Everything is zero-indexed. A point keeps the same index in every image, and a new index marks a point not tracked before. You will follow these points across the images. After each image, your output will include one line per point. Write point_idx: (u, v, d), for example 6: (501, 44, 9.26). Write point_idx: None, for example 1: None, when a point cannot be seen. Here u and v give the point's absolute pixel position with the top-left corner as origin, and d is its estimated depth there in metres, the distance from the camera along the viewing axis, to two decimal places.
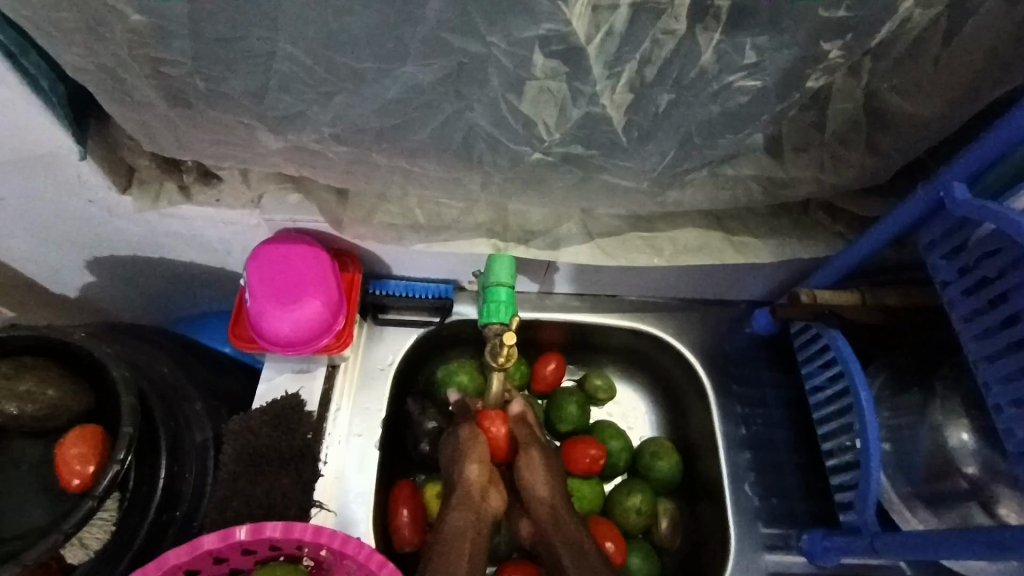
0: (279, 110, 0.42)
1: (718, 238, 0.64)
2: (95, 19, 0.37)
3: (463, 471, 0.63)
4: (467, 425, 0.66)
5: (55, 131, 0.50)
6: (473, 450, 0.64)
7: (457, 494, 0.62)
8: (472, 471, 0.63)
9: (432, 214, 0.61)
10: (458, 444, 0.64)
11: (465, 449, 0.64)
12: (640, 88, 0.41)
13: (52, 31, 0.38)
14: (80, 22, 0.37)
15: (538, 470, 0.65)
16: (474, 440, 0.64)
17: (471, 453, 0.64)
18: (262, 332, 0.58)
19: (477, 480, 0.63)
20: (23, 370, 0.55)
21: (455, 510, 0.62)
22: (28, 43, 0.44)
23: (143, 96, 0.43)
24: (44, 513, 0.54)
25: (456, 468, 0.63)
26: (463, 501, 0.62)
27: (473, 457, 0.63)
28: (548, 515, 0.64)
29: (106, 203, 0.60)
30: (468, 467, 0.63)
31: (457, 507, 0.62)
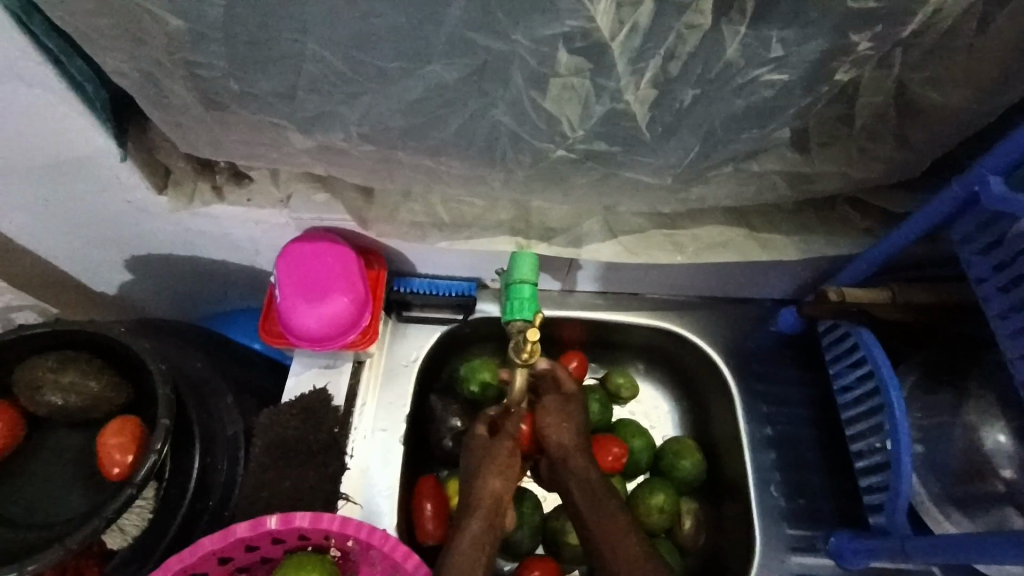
0: (308, 111, 0.43)
1: (742, 235, 0.63)
2: (135, 25, 0.38)
3: (491, 480, 0.61)
4: (507, 437, 0.64)
5: (97, 133, 0.52)
6: (503, 463, 0.62)
7: (481, 505, 0.60)
8: (496, 483, 0.61)
9: (455, 212, 0.62)
10: (492, 454, 0.63)
11: (496, 461, 0.62)
12: (663, 84, 0.41)
13: (94, 37, 0.39)
14: (121, 29, 0.39)
15: (572, 476, 0.63)
16: (508, 450, 0.63)
17: (503, 463, 0.62)
18: (290, 328, 0.60)
19: (502, 492, 0.61)
20: (67, 363, 0.58)
21: (477, 520, 0.59)
22: (73, 49, 0.46)
23: (179, 99, 0.44)
24: (85, 500, 0.57)
25: (484, 476, 0.62)
26: (485, 510, 0.60)
27: (503, 471, 0.62)
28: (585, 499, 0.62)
29: (143, 204, 0.62)
30: (495, 479, 0.61)
31: (480, 516, 0.60)
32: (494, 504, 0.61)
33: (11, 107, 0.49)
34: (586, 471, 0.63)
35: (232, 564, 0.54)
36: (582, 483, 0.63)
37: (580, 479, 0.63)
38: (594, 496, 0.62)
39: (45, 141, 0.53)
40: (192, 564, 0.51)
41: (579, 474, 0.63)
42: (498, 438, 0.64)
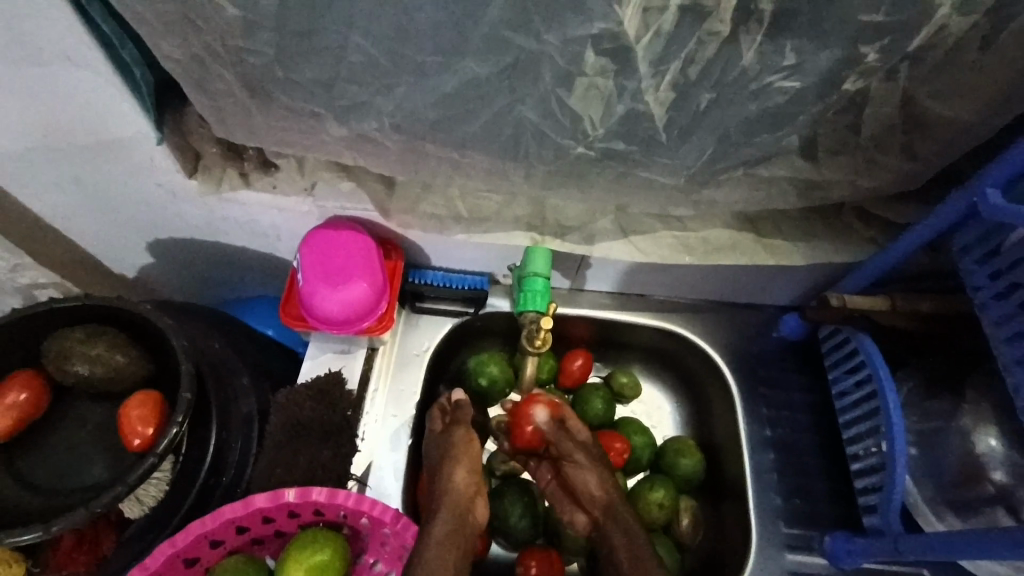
0: (346, 100, 0.46)
1: (748, 239, 0.66)
2: (191, 12, 0.40)
3: (450, 476, 0.62)
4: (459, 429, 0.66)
5: (138, 117, 0.55)
6: (462, 456, 0.64)
7: (445, 499, 0.60)
8: (461, 477, 0.62)
9: (473, 206, 0.64)
10: (448, 447, 0.64)
11: (456, 454, 0.64)
12: (683, 86, 0.44)
13: (150, 23, 0.41)
14: (178, 15, 0.41)
15: (614, 521, 0.66)
16: (463, 444, 0.65)
17: (460, 459, 0.63)
18: (310, 310, 0.61)
19: (464, 484, 0.62)
20: (95, 335, 0.60)
21: (443, 515, 0.59)
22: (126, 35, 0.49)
23: (224, 85, 0.46)
24: (104, 470, 0.59)
25: (445, 472, 0.63)
26: (452, 503, 0.60)
27: (463, 463, 0.63)
28: (619, 527, 0.66)
29: (172, 187, 0.65)
30: (457, 472, 0.62)
31: (447, 511, 0.59)
32: (459, 495, 0.61)
33: (59, 90, 0.52)
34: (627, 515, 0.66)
35: (248, 534, 0.56)
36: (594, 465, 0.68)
37: (624, 527, 0.65)
38: (632, 536, 0.64)
39: (89, 124, 0.56)
40: (212, 530, 0.53)
41: (622, 520, 0.66)
42: (452, 430, 0.66)
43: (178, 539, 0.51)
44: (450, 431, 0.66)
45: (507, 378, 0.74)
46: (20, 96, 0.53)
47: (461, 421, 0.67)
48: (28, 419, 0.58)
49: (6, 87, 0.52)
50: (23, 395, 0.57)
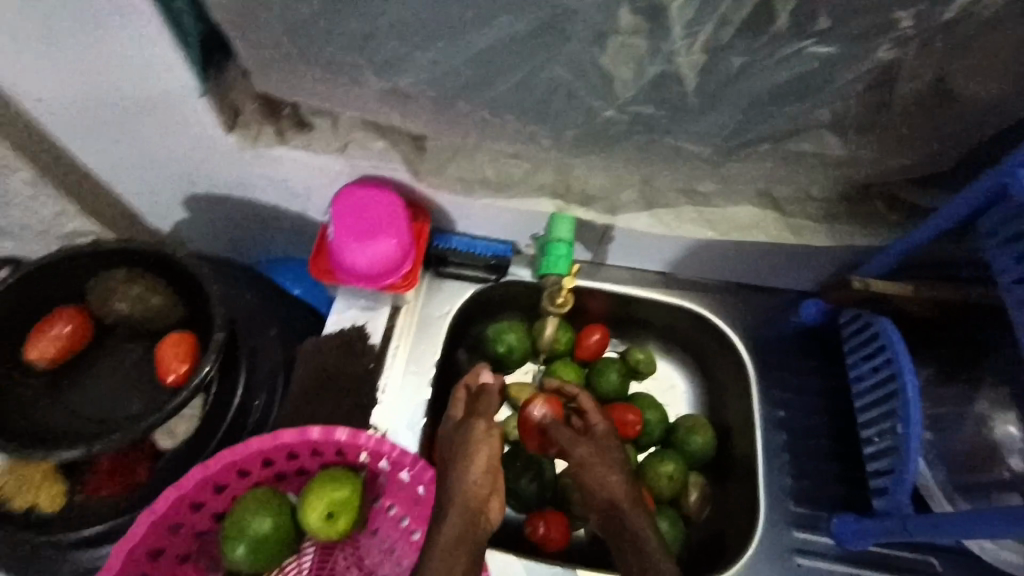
0: (385, 53, 0.47)
1: (772, 218, 0.66)
2: None
3: (463, 473, 0.54)
4: (481, 419, 0.58)
5: (183, 69, 0.58)
6: (479, 451, 0.55)
7: (457, 498, 0.53)
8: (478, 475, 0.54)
9: (500, 171, 0.65)
10: (466, 440, 0.56)
11: (472, 448, 0.55)
12: (715, 50, 0.44)
13: None
14: None
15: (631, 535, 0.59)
16: (484, 437, 0.56)
17: (477, 455, 0.55)
18: (339, 265, 0.64)
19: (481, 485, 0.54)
20: (137, 277, 0.63)
21: (453, 515, 0.52)
22: None
23: (270, 36, 0.48)
24: (140, 404, 0.62)
25: (459, 468, 0.54)
26: (464, 503, 0.53)
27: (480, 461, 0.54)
28: (637, 545, 0.59)
29: (211, 142, 0.67)
30: (473, 469, 0.54)
31: (457, 512, 0.52)
32: (475, 495, 0.53)
33: (113, 40, 0.55)
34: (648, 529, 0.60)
35: (273, 469, 0.58)
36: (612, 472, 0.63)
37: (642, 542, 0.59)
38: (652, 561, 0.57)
39: (137, 74, 0.59)
40: (242, 459, 0.55)
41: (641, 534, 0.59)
42: (472, 420, 0.58)
43: (210, 463, 0.54)
44: (468, 422, 0.58)
45: (524, 347, 0.76)
46: (75, 43, 0.55)
47: (482, 411, 0.59)
48: (71, 350, 0.62)
49: (63, 35, 0.55)
50: (67, 327, 0.61)
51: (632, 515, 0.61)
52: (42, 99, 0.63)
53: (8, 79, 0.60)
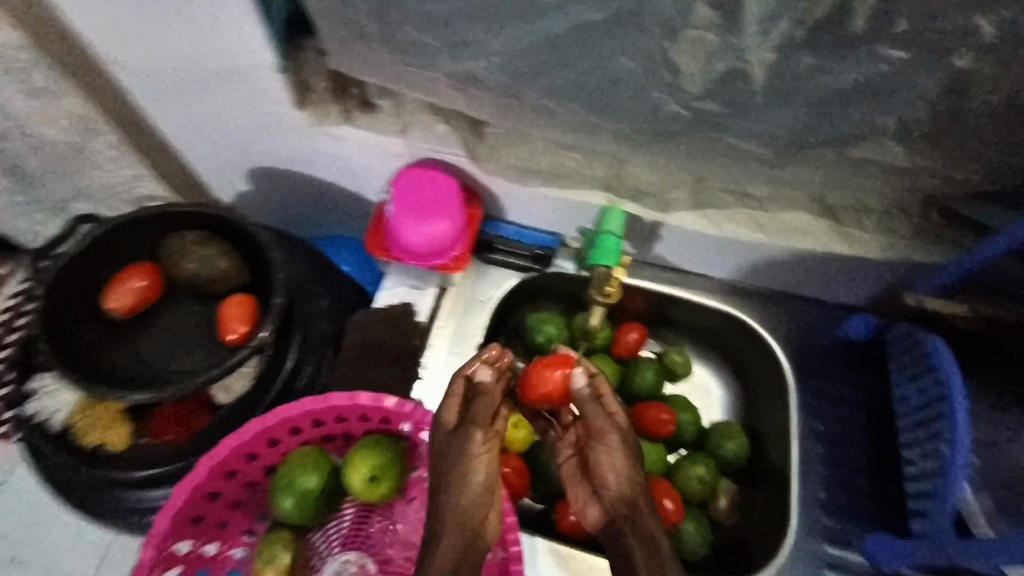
0: (461, 36, 0.49)
1: (824, 227, 0.66)
2: None
3: (457, 489, 0.51)
4: (474, 430, 0.52)
5: (265, 43, 0.62)
6: (472, 465, 0.52)
7: (449, 518, 0.50)
8: (473, 492, 0.51)
9: (555, 162, 0.67)
10: (460, 452, 0.52)
11: (464, 463, 0.52)
12: (787, 48, 0.44)
13: None
14: None
15: None
16: (477, 452, 0.52)
17: (470, 471, 0.52)
18: (395, 240, 0.66)
19: (477, 502, 0.52)
20: (207, 241, 0.67)
21: (448, 537, 0.50)
22: None
23: (354, 15, 0.51)
24: (202, 358, 0.66)
25: (452, 484, 0.51)
26: (457, 523, 0.50)
27: (478, 471, 0.52)
28: None
29: (282, 117, 0.71)
30: (467, 485, 0.51)
31: (451, 534, 0.50)
32: (471, 512, 0.51)
33: (207, 12, 0.59)
34: None
35: (322, 429, 0.61)
36: None
37: None
38: None
39: (223, 47, 0.63)
40: (296, 417, 0.59)
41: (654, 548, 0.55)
42: (466, 430, 0.53)
43: (268, 416, 0.57)
44: (463, 431, 0.52)
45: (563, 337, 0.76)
46: (173, 14, 0.60)
47: (478, 418, 0.53)
48: (144, 304, 0.66)
49: (164, 5, 0.59)
50: (142, 283, 0.65)
51: None
52: (133, 65, 0.68)
53: (109, 46, 0.65)
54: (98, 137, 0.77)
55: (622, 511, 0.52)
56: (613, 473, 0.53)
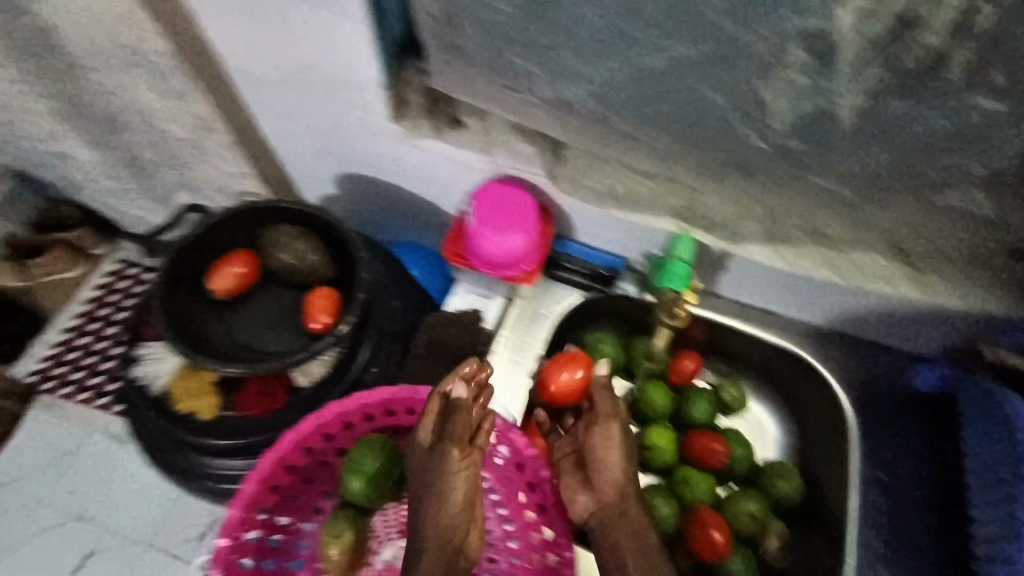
0: (561, 65, 0.53)
1: (900, 270, 0.65)
2: None
3: (437, 505, 0.58)
4: (454, 446, 0.58)
5: (374, 62, 0.67)
6: (448, 483, 0.58)
7: (432, 530, 0.57)
8: (456, 503, 0.58)
9: (629, 188, 0.70)
10: (441, 470, 0.58)
11: (445, 479, 0.58)
12: (879, 93, 0.46)
13: None
14: None
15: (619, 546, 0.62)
16: (455, 468, 0.58)
17: (449, 487, 0.58)
18: (472, 249, 0.70)
19: (457, 514, 0.58)
20: (300, 235, 0.73)
21: (429, 549, 0.57)
22: None
23: (462, 42, 0.55)
24: (288, 342, 0.73)
25: (434, 499, 0.58)
26: (439, 534, 0.57)
27: (459, 487, 0.58)
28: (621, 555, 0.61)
29: (377, 128, 0.77)
30: (449, 500, 0.58)
31: (430, 546, 0.57)
32: (449, 528, 0.58)
33: (327, 32, 0.65)
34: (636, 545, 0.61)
35: (393, 420, 0.66)
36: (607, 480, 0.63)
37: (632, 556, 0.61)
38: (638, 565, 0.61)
39: (336, 63, 0.69)
40: (374, 404, 0.64)
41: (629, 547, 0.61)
42: (445, 448, 0.58)
43: (350, 400, 0.63)
44: (441, 450, 0.58)
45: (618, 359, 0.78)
46: (297, 32, 0.67)
47: (453, 436, 0.58)
48: (240, 287, 0.73)
49: (291, 23, 0.66)
50: (241, 268, 0.72)
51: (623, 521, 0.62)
52: (253, 76, 0.75)
53: (237, 57, 0.73)
54: (213, 135, 0.85)
55: (612, 494, 0.63)
56: (605, 461, 0.64)
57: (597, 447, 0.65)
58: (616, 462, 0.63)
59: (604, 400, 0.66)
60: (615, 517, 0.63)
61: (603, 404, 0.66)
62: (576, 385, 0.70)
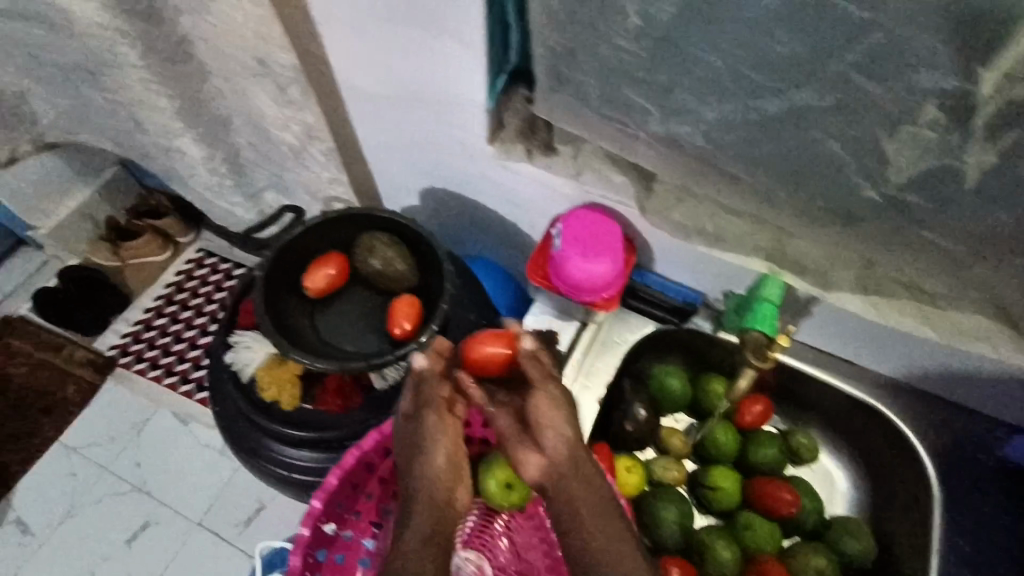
0: (676, 105, 0.54)
1: (1006, 332, 0.63)
2: (599, 17, 0.50)
3: (423, 469, 0.61)
4: (431, 414, 0.62)
5: (482, 87, 0.71)
6: (428, 446, 0.61)
7: (421, 495, 0.60)
8: (439, 466, 0.61)
9: (719, 226, 0.70)
10: (422, 435, 0.62)
11: (428, 442, 0.61)
12: (1011, 155, 0.45)
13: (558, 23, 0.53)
14: (587, 18, 0.51)
15: (578, 504, 0.58)
16: (433, 434, 0.62)
17: (432, 450, 0.61)
18: (557, 272, 0.72)
19: (441, 478, 0.61)
20: (392, 244, 0.77)
21: (418, 514, 0.59)
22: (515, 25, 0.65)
23: (578, 76, 0.57)
24: (371, 344, 0.76)
25: (419, 467, 0.61)
26: (427, 501, 0.60)
27: (441, 450, 0.61)
28: (577, 516, 0.58)
29: (471, 147, 0.80)
30: (434, 463, 0.61)
31: (421, 513, 0.59)
32: (437, 486, 0.61)
33: (443, 57, 0.69)
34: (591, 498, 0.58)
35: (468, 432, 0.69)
36: (554, 439, 0.59)
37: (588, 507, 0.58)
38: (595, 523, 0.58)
39: (444, 86, 0.73)
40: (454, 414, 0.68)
41: (586, 501, 0.58)
42: (422, 416, 0.62)
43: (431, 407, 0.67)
44: (418, 417, 0.62)
45: (683, 393, 0.78)
46: (413, 55, 0.71)
47: (430, 401, 0.63)
48: (330, 288, 0.77)
49: (409, 45, 0.70)
50: (333, 270, 0.76)
51: (577, 479, 0.59)
52: (363, 91, 0.80)
53: (352, 73, 0.78)
54: (315, 143, 0.90)
55: (560, 451, 0.59)
56: (551, 420, 0.60)
57: (539, 408, 0.61)
58: (561, 422, 0.60)
59: (535, 365, 0.63)
60: (568, 475, 0.59)
61: (534, 368, 0.63)
62: (502, 357, 0.66)
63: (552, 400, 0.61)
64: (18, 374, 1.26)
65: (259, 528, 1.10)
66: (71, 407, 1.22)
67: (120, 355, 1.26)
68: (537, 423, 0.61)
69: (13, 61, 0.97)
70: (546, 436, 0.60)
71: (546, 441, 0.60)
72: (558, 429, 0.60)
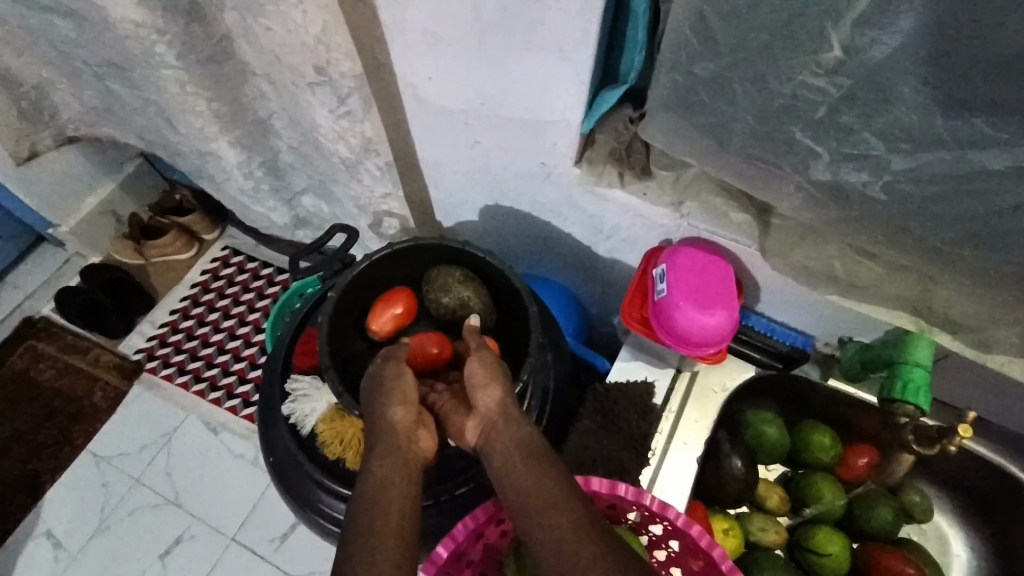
0: (856, 149, 0.48)
1: None
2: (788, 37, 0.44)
3: (386, 414, 0.53)
4: (394, 364, 0.58)
5: (577, 105, 0.61)
6: (400, 391, 0.55)
7: (382, 436, 0.52)
8: (398, 412, 0.54)
9: (850, 271, 0.61)
10: (380, 385, 0.56)
11: (388, 389, 0.55)
12: None
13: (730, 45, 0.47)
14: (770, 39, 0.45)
15: (512, 441, 0.50)
16: (401, 382, 0.56)
17: (396, 395, 0.55)
18: (661, 319, 0.62)
19: (406, 423, 0.53)
20: (467, 281, 0.69)
21: (377, 457, 0.50)
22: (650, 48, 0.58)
23: (730, 100, 0.50)
24: None
25: (377, 413, 0.54)
26: (393, 440, 0.51)
27: (396, 396, 0.55)
28: (514, 448, 0.49)
29: (552, 168, 0.70)
30: (390, 409, 0.54)
31: (381, 451, 0.50)
32: (395, 430, 0.52)
33: (535, 72, 0.60)
34: (526, 432, 0.51)
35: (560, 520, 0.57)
36: (489, 380, 0.56)
37: (523, 443, 0.50)
38: (529, 460, 0.48)
39: (531, 104, 0.64)
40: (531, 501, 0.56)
41: (518, 434, 0.50)
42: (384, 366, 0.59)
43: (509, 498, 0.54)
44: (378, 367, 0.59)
45: (781, 443, 0.70)
46: (499, 67, 0.61)
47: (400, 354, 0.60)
48: (396, 329, 0.69)
49: (495, 55, 0.60)
50: (399, 308, 0.69)
51: (510, 416, 0.53)
52: (430, 99, 0.70)
53: (420, 82, 0.68)
54: (370, 155, 0.81)
55: (495, 397, 0.54)
56: (482, 379, 0.55)
57: (472, 367, 0.57)
58: (494, 365, 0.58)
59: (471, 336, 0.62)
60: (503, 418, 0.52)
61: (472, 339, 0.62)
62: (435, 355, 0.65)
63: (484, 355, 0.59)
64: (43, 379, 1.18)
65: (294, 545, 1.03)
66: (99, 415, 1.15)
67: (146, 359, 1.19)
68: (471, 374, 0.57)
69: (36, 51, 0.87)
70: (480, 381, 0.56)
71: (477, 389, 0.55)
72: (492, 376, 0.56)
